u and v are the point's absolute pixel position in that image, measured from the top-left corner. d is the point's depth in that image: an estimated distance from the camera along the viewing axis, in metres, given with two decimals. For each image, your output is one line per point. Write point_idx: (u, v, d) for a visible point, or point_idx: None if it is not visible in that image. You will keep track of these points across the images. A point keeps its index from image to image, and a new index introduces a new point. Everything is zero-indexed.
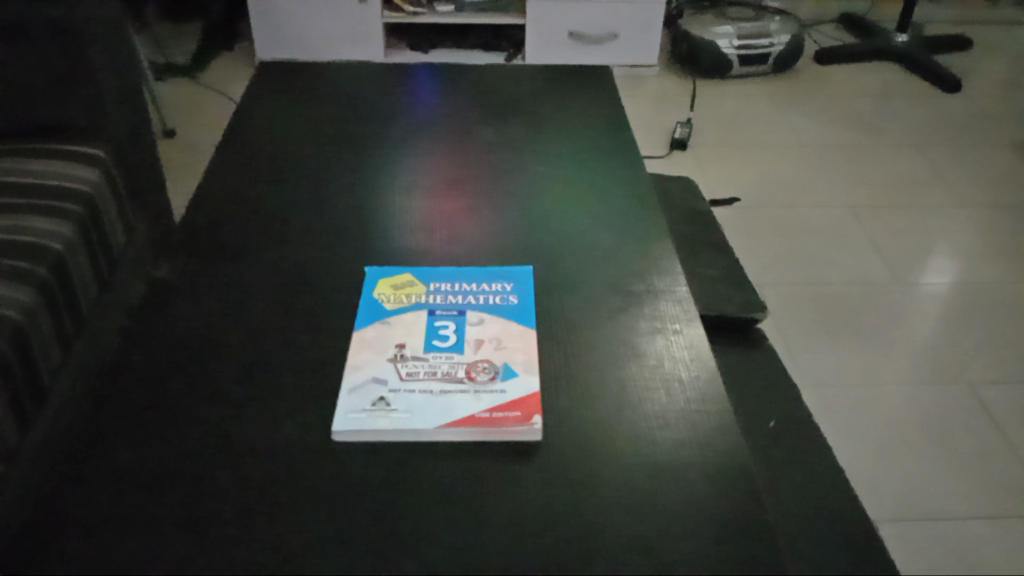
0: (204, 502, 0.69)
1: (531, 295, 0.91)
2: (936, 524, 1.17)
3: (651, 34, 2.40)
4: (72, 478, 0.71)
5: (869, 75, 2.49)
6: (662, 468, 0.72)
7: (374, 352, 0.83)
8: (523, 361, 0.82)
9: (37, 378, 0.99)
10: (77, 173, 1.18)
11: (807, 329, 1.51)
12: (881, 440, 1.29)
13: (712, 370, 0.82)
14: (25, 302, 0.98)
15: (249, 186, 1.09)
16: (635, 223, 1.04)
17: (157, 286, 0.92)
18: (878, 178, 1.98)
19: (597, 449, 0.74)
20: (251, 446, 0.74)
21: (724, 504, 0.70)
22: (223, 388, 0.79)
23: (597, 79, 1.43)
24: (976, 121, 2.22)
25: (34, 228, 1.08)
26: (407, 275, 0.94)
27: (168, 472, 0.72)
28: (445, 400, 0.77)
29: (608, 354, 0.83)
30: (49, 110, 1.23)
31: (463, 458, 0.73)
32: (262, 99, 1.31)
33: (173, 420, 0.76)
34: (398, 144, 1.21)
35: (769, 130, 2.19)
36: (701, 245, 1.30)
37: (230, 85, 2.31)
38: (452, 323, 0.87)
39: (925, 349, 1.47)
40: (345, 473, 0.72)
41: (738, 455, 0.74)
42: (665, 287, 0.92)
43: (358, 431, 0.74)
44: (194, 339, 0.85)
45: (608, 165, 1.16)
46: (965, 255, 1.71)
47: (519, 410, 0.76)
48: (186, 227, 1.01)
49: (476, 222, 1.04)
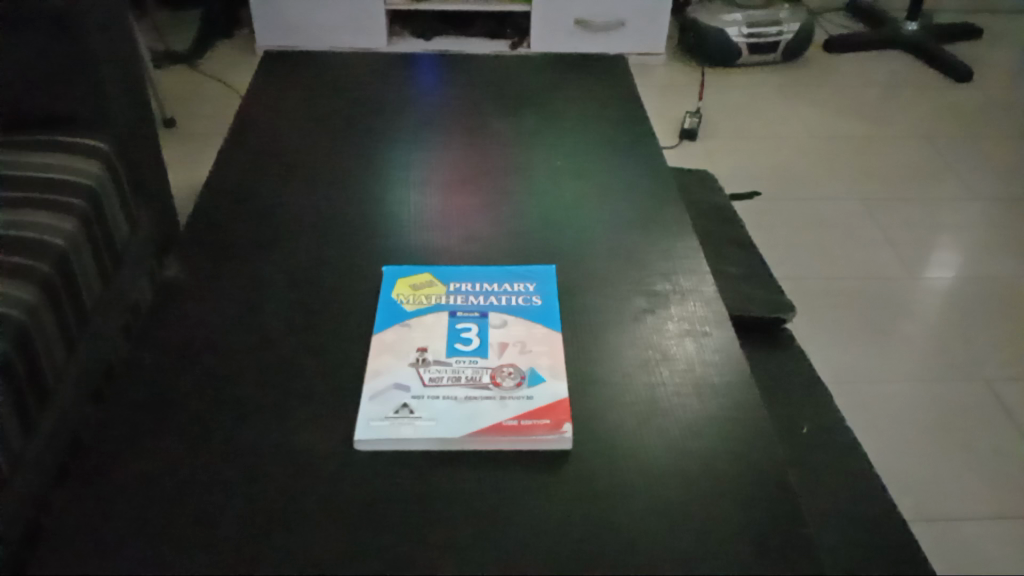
0: (220, 514, 0.66)
1: (555, 295, 0.88)
2: (959, 525, 1.14)
3: (658, 23, 2.36)
4: (80, 487, 0.68)
5: (877, 64, 2.46)
6: (697, 479, 0.69)
7: (394, 356, 0.80)
8: (549, 365, 0.79)
9: (41, 380, 0.95)
10: (79, 166, 1.15)
11: (825, 325, 1.49)
12: (902, 438, 1.27)
13: (744, 374, 0.79)
14: (28, 300, 0.94)
15: (257, 182, 1.06)
16: (656, 220, 1.01)
17: (167, 286, 0.88)
18: (888, 170, 1.95)
19: (627, 458, 0.71)
20: (268, 455, 0.71)
21: (763, 516, 0.67)
22: (238, 395, 0.76)
23: (611, 70, 1.40)
24: (986, 112, 2.20)
25: (34, 223, 1.04)
26: (426, 274, 0.91)
27: (183, 480, 0.68)
28: (470, 406, 0.74)
29: (636, 357, 0.80)
30: (48, 101, 1.19)
31: (491, 468, 0.70)
32: (271, 92, 1.28)
33: (187, 428, 0.73)
34: (411, 138, 1.17)
35: (779, 121, 2.16)
36: (720, 243, 1.27)
37: (231, 74, 2.27)
38: (475, 325, 0.84)
39: (943, 346, 1.45)
40: (365, 484, 0.68)
41: (776, 465, 0.71)
42: (692, 287, 0.89)
43: (380, 440, 0.71)
44: (205, 343, 0.82)
45: (627, 159, 1.13)
46: (978, 249, 1.69)
47: (549, 418, 0.73)
48: (194, 224, 0.98)
49: (491, 220, 1.01)
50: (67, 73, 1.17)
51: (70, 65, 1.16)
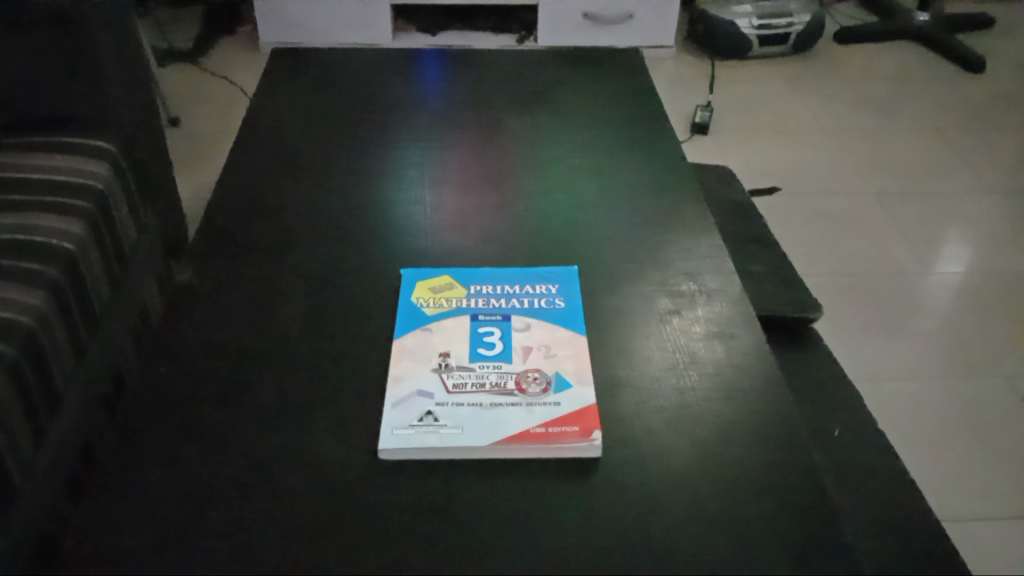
0: (242, 528, 0.64)
1: (578, 297, 0.86)
2: (992, 524, 1.12)
3: (666, 14, 2.32)
4: (97, 500, 0.66)
5: (888, 55, 2.44)
6: (733, 486, 0.67)
7: (416, 361, 0.78)
8: (575, 370, 0.77)
9: (51, 387, 0.94)
10: (85, 168, 1.12)
11: (847, 322, 1.46)
12: (928, 435, 1.25)
13: (773, 378, 0.77)
14: (37, 305, 0.93)
15: (271, 183, 1.04)
16: (677, 218, 0.98)
17: (181, 291, 0.86)
18: (902, 162, 1.93)
19: (659, 465, 0.69)
20: (289, 463, 0.69)
21: (801, 526, 0.65)
22: (256, 403, 0.74)
23: (625, 65, 1.37)
24: (998, 103, 2.17)
25: (43, 227, 1.02)
26: (445, 277, 0.89)
27: (203, 492, 0.66)
28: (496, 414, 0.72)
29: (664, 360, 0.78)
30: (54, 102, 1.17)
31: (520, 477, 0.68)
32: (280, 91, 1.26)
33: (205, 438, 0.71)
34: (425, 136, 1.15)
35: (791, 113, 2.14)
36: (741, 240, 1.25)
37: (236, 71, 2.25)
38: (497, 329, 0.82)
39: (965, 342, 1.43)
40: (391, 493, 0.66)
41: (813, 473, 0.69)
42: (718, 287, 0.87)
43: (405, 449, 0.69)
44: (222, 350, 0.80)
45: (646, 156, 1.11)
46: (995, 242, 1.66)
47: (577, 425, 0.71)
48: (206, 227, 0.96)
49: (508, 219, 0.99)
50: (73, 72, 1.14)
51: (74, 66, 1.14)
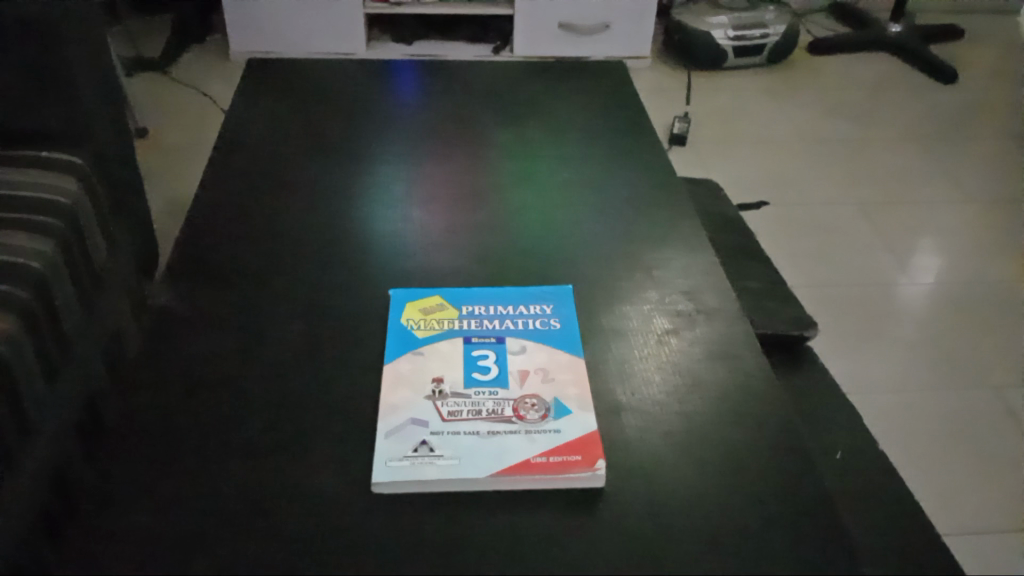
0: (230, 567, 0.60)
1: (574, 318, 0.84)
2: (993, 538, 1.11)
3: (643, 25, 2.32)
4: (74, 539, 0.62)
5: (862, 66, 2.45)
6: (744, 515, 0.65)
7: (410, 389, 0.75)
8: (575, 396, 0.74)
9: (21, 415, 0.89)
10: (54, 184, 1.08)
11: (837, 332, 1.45)
12: (923, 448, 1.24)
13: (778, 401, 0.75)
14: (6, 329, 0.88)
15: (252, 200, 1.01)
16: (672, 235, 0.96)
17: (161, 314, 0.83)
18: (881, 172, 1.93)
19: (666, 493, 0.66)
20: (279, 497, 0.65)
21: (814, 554, 0.62)
22: (242, 434, 0.70)
23: (612, 77, 1.35)
24: (973, 113, 2.19)
25: (11, 247, 0.98)
26: (436, 298, 0.86)
27: (187, 528, 0.63)
28: (495, 443, 0.69)
29: (664, 383, 0.76)
30: (21, 116, 1.12)
31: (524, 510, 0.65)
32: (260, 104, 1.23)
33: (190, 469, 0.67)
34: (411, 151, 1.12)
35: (769, 124, 2.14)
36: (733, 255, 1.23)
37: (207, 81, 2.20)
38: (492, 352, 0.79)
39: (951, 352, 1.42)
40: (388, 529, 0.63)
41: (824, 500, 0.66)
42: (716, 307, 0.85)
43: (400, 482, 0.66)
44: (205, 376, 0.76)
45: (637, 170, 1.09)
46: (976, 252, 1.67)
47: (581, 454, 0.68)
48: (186, 247, 0.92)
49: (498, 236, 0.96)
50: (42, 85, 1.10)
51: (42, 78, 1.09)
